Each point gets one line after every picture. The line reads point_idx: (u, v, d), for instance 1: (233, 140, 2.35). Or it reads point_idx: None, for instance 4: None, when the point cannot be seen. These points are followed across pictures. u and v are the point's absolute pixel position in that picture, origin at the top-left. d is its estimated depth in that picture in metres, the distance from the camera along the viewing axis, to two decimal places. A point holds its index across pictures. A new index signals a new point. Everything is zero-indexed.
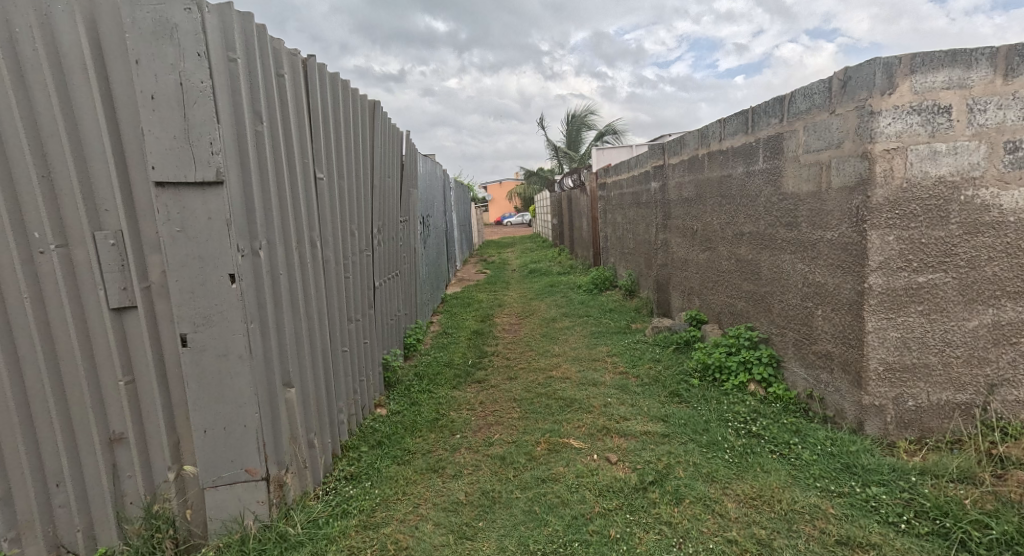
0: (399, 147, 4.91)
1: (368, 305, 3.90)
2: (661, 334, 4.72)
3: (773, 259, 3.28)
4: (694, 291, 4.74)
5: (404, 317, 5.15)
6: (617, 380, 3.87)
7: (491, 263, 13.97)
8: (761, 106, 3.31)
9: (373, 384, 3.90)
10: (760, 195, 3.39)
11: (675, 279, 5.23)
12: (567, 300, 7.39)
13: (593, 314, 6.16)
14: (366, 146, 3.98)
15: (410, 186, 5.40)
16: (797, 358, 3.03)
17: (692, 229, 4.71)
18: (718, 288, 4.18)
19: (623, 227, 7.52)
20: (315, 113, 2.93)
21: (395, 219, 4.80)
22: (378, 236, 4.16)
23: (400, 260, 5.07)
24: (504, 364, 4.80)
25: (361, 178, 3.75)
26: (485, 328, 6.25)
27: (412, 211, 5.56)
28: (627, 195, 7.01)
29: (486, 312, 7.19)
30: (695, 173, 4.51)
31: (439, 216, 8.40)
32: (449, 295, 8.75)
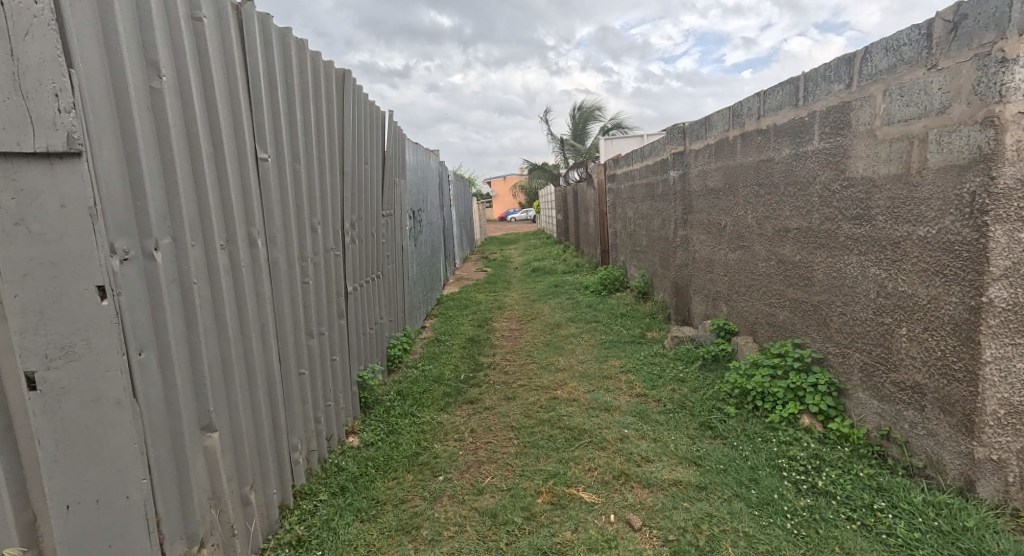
0: (382, 131, 4.31)
1: (338, 314, 3.29)
2: (681, 347, 4.09)
3: (832, 262, 2.64)
4: (721, 297, 4.11)
5: (388, 324, 4.53)
6: (635, 405, 3.23)
7: (493, 261, 13.36)
8: (817, 71, 2.68)
9: (343, 408, 3.29)
10: (814, 182, 2.76)
11: (696, 282, 4.60)
12: (573, 302, 6.77)
13: (602, 320, 5.54)
14: (338, 125, 3.37)
15: (396, 177, 4.79)
16: (865, 387, 2.40)
17: (719, 225, 4.08)
18: (753, 294, 3.55)
19: (634, 222, 6.90)
20: (253, 76, 2.33)
21: (375, 213, 4.19)
22: (351, 233, 3.54)
23: (383, 261, 4.46)
24: (502, 380, 4.18)
25: (327, 164, 3.13)
26: (482, 335, 5.64)
27: (398, 205, 4.94)
28: (640, 188, 6.38)
29: (484, 316, 6.58)
30: (724, 160, 3.89)
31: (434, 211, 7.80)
32: (447, 296, 8.14)
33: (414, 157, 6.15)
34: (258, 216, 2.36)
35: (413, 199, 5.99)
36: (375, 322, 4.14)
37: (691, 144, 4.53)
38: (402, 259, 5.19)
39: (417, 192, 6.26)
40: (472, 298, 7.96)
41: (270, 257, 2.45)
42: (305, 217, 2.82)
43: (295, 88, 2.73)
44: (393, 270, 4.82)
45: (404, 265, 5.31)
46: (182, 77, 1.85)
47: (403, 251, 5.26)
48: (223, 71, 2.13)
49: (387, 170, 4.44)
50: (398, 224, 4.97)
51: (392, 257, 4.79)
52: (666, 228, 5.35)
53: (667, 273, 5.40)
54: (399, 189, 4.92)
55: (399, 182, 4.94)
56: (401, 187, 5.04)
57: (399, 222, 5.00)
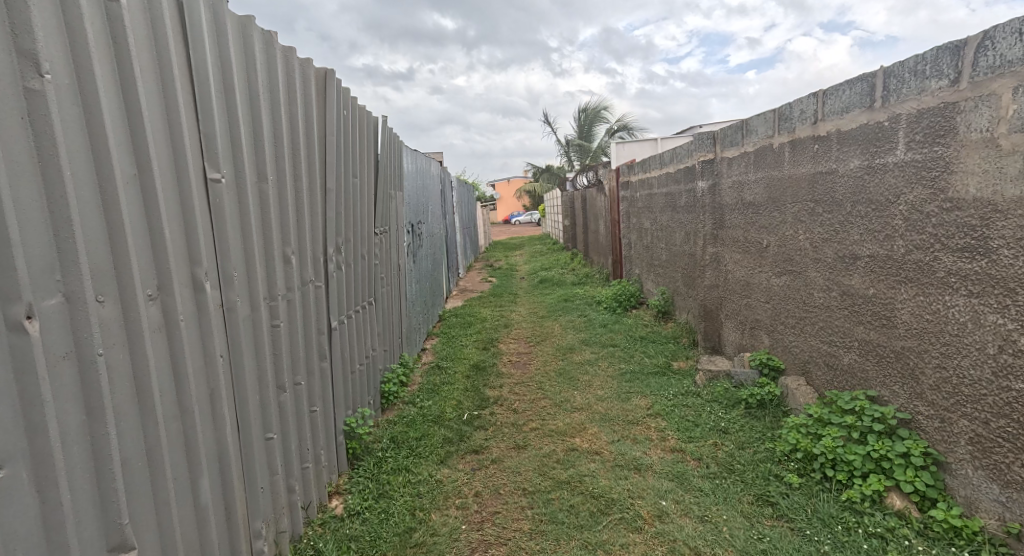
0: (376, 139, 3.83)
1: (318, 357, 2.79)
2: (717, 384, 3.58)
3: (924, 302, 2.13)
4: (762, 327, 3.60)
5: (381, 355, 4.03)
6: (671, 464, 2.72)
7: (498, 269, 12.89)
8: (900, 65, 2.19)
9: (326, 467, 2.79)
10: (895, 201, 2.26)
11: (731, 308, 4.10)
12: (587, 321, 6.29)
13: (620, 345, 5.07)
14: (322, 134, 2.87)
15: (391, 189, 4.29)
16: (978, 465, 1.90)
17: (759, 244, 3.59)
18: (807, 330, 3.04)
19: (653, 234, 6.42)
20: (204, 74, 1.83)
21: (367, 232, 3.70)
22: (336, 258, 3.05)
23: (377, 284, 3.97)
24: (511, 423, 3.68)
25: (306, 181, 2.64)
26: (487, 360, 5.16)
27: (394, 221, 4.45)
28: (660, 198, 5.91)
29: (490, 337, 6.09)
30: (768, 170, 3.40)
31: (435, 221, 7.34)
32: (450, 312, 7.66)
33: (414, 166, 5.67)
34: (207, 251, 1.85)
35: (412, 211, 5.50)
36: (367, 356, 3.65)
37: (725, 151, 4.04)
38: (399, 279, 4.70)
39: (417, 203, 5.78)
40: (476, 314, 7.47)
41: (226, 301, 1.94)
42: (275, 245, 2.32)
43: (267, 88, 2.24)
44: (388, 293, 4.32)
45: (402, 286, 4.82)
46: (82, 72, 1.35)
47: (401, 271, 4.76)
48: (157, 65, 1.63)
49: (381, 182, 3.94)
50: (395, 241, 4.48)
51: (388, 280, 4.29)
52: (692, 244, 4.87)
53: (693, 293, 4.91)
54: (394, 203, 4.43)
55: (395, 194, 4.44)
56: (398, 200, 4.55)
57: (396, 239, 4.52)
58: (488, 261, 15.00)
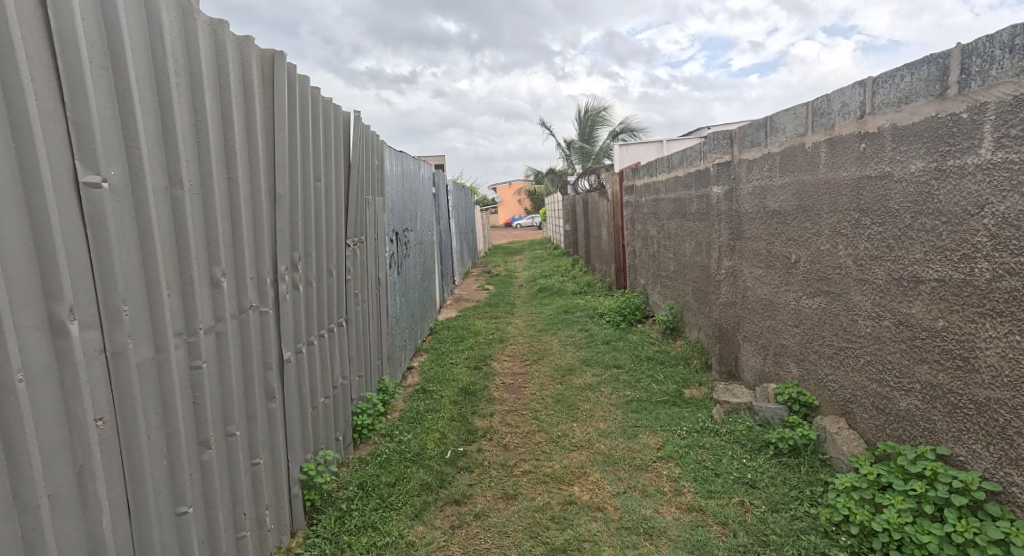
0: (349, 138, 3.38)
1: (265, 396, 2.33)
2: (737, 420, 3.11)
3: (1020, 342, 1.67)
4: (790, 354, 3.13)
5: (355, 382, 3.56)
6: (688, 529, 2.25)
7: (496, 276, 12.45)
8: (988, 40, 1.74)
9: (272, 530, 2.31)
10: (977, 213, 1.80)
11: (751, 329, 3.63)
12: (588, 337, 5.84)
13: (625, 367, 4.61)
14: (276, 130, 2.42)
15: (368, 194, 3.83)
16: None
17: (785, 259, 3.13)
18: (848, 363, 2.57)
19: (660, 243, 5.96)
20: (79, 40, 1.36)
21: (336, 243, 3.24)
22: (291, 276, 2.59)
23: (350, 302, 3.51)
24: (500, 464, 3.21)
25: (247, 186, 2.18)
26: (479, 382, 4.71)
27: (373, 230, 3.98)
28: (668, 204, 5.47)
29: (482, 355, 5.63)
30: (798, 175, 2.94)
31: (426, 228, 6.89)
32: (442, 324, 7.21)
33: (399, 169, 5.21)
34: (81, 280, 1.39)
35: (397, 218, 5.04)
36: (333, 386, 3.18)
37: (745, 153, 3.59)
38: (379, 295, 4.23)
39: (403, 210, 5.31)
40: (469, 327, 7.01)
41: (112, 343, 1.47)
42: (198, 264, 1.86)
43: (188, 70, 1.79)
44: (365, 311, 3.85)
45: (383, 301, 4.35)
46: None
47: (381, 285, 4.29)
48: None
49: (355, 187, 3.49)
50: (373, 253, 4.02)
51: (364, 296, 3.83)
52: (705, 256, 4.41)
53: (706, 310, 4.45)
54: (372, 210, 3.97)
55: (374, 200, 3.98)
56: (376, 206, 4.08)
57: (374, 251, 4.05)
58: (485, 267, 14.52)
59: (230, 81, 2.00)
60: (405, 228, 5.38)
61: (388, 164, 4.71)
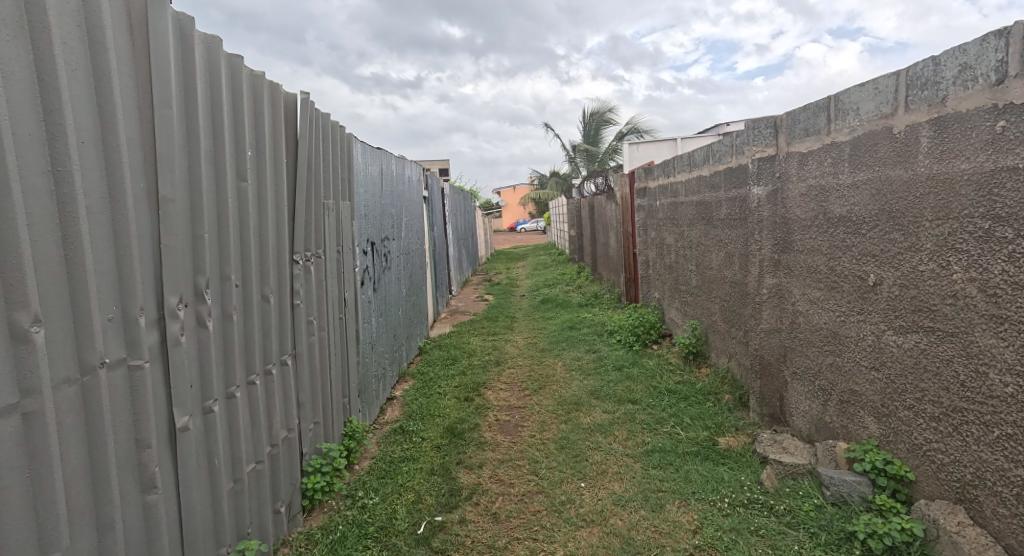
0: (295, 125, 2.68)
1: (138, 486, 1.61)
2: (798, 494, 2.38)
3: None
4: (865, 405, 2.40)
5: (307, 432, 2.85)
6: None
7: (498, 284, 11.78)
8: None
9: None
10: None
11: (805, 366, 2.90)
12: (598, 361, 5.15)
13: (643, 402, 3.91)
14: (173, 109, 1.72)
15: (325, 197, 3.13)
16: None
17: (856, 281, 2.42)
18: (966, 432, 1.84)
19: (681, 253, 5.24)
20: None
21: (275, 261, 2.54)
22: (190, 308, 1.88)
23: (299, 333, 2.80)
24: (488, 546, 2.48)
25: (101, 182, 1.47)
26: (471, 421, 4.01)
27: (333, 241, 3.28)
28: (691, 208, 4.78)
29: (476, 383, 4.94)
30: (881, 170, 2.22)
31: (414, 237, 6.21)
32: (435, 342, 6.53)
33: (377, 169, 4.51)
34: None
35: (373, 225, 4.33)
36: (271, 444, 2.47)
37: (799, 143, 2.87)
38: (345, 320, 3.53)
39: (382, 216, 4.61)
40: (464, 347, 6.31)
41: None
42: None
43: None
44: (324, 341, 3.14)
45: (351, 327, 3.64)
46: None
47: (348, 308, 3.58)
48: None
49: (305, 188, 2.78)
50: (335, 270, 3.31)
51: (322, 322, 3.12)
52: (740, 271, 3.69)
53: (741, 337, 3.73)
54: (334, 216, 3.27)
55: (334, 204, 3.28)
56: (339, 212, 3.38)
57: (336, 267, 3.34)
58: (486, 274, 13.81)
59: (52, 22, 1.30)
60: (385, 237, 4.68)
61: (360, 162, 4.01)
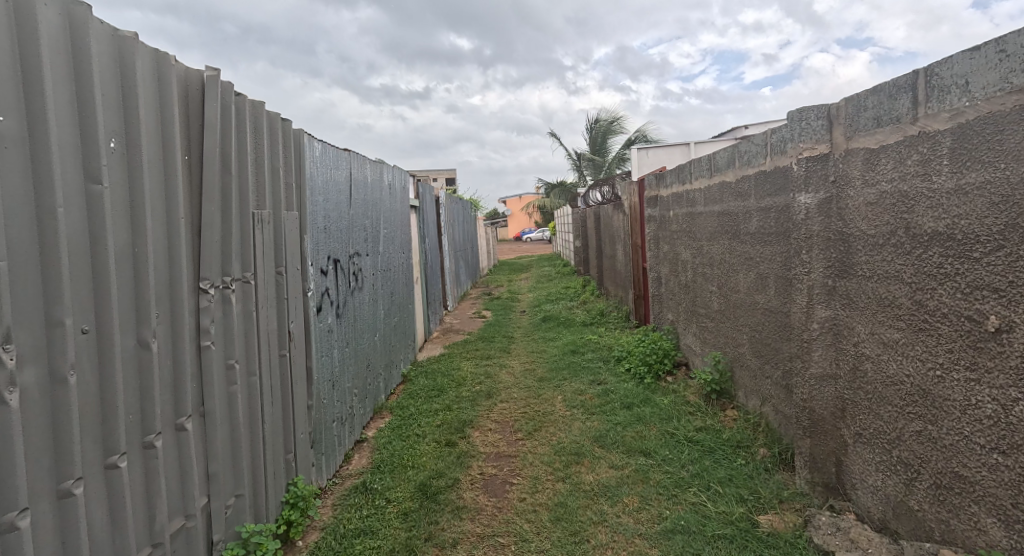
0: (200, 112, 2.05)
1: None
2: None
3: None
4: (977, 499, 1.74)
5: (219, 513, 2.19)
6: None
7: (498, 298, 11.11)
8: None
9: None
10: None
11: (873, 428, 2.22)
12: (603, 397, 4.47)
13: (659, 455, 3.24)
14: None
15: (251, 207, 2.48)
16: None
17: (965, 324, 1.75)
18: None
19: (699, 271, 4.57)
20: None
21: (163, 294, 1.89)
22: None
23: (208, 383, 2.16)
24: None
25: None
26: (451, 477, 3.34)
27: (267, 261, 2.63)
28: (713, 219, 4.11)
29: (461, 424, 4.27)
30: (1012, 169, 1.57)
31: (397, 253, 5.57)
32: (422, 369, 5.87)
33: (344, 174, 3.87)
34: None
35: (337, 240, 3.68)
36: (151, 544, 1.81)
37: (866, 136, 2.19)
38: (288, 357, 2.87)
39: (350, 229, 3.96)
40: (453, 376, 5.64)
41: None
42: None
43: None
44: (252, 389, 2.48)
45: (297, 366, 2.99)
46: None
47: (293, 342, 2.93)
48: None
49: (214, 194, 2.14)
50: (270, 297, 2.67)
51: (249, 364, 2.46)
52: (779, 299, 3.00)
53: (783, 380, 3.04)
54: (269, 231, 2.62)
55: (268, 216, 2.64)
56: (275, 225, 2.73)
57: (272, 294, 2.69)
58: (486, 288, 13.15)
59: None
60: (354, 253, 4.03)
61: (317, 164, 3.36)
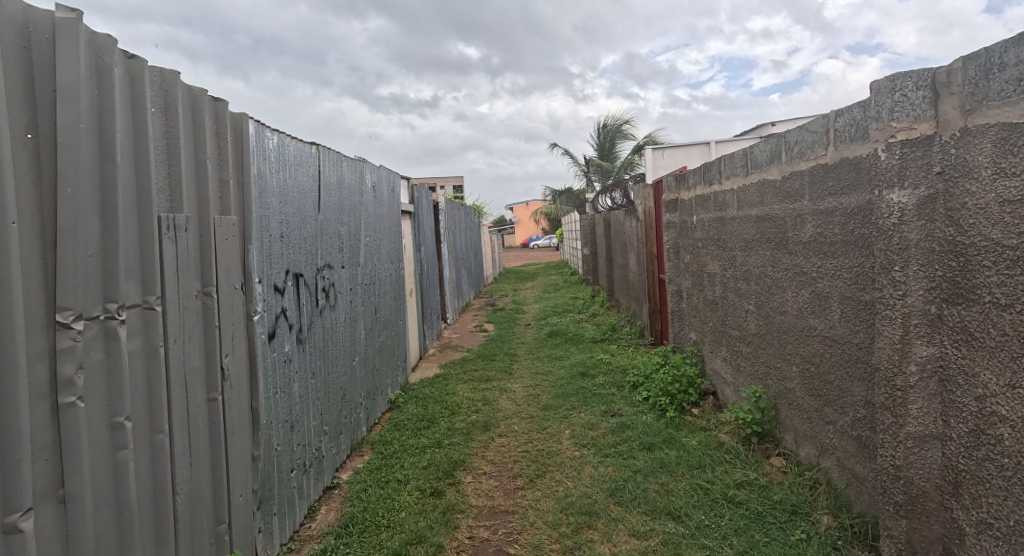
0: (53, 74, 1.45)
1: None
2: None
3: None
4: None
5: None
6: None
7: (501, 310, 10.49)
8: None
9: None
10: None
11: (1017, 519, 1.58)
12: (618, 435, 3.83)
13: (695, 521, 2.59)
14: None
15: (157, 208, 1.87)
16: None
17: None
18: None
19: (730, 286, 3.93)
20: None
21: None
22: None
23: (75, 453, 1.54)
24: None
25: None
26: (434, 543, 2.71)
27: (187, 279, 2.02)
28: (750, 225, 3.47)
29: (452, 467, 3.65)
30: None
31: (385, 264, 4.97)
32: (413, 395, 5.26)
33: (311, 172, 3.27)
34: None
35: (298, 251, 3.07)
36: None
37: (1002, 106, 1.57)
38: (222, 400, 2.26)
39: (317, 237, 3.34)
40: (446, 403, 5.02)
41: None
42: None
43: None
44: (158, 450, 1.86)
45: (237, 410, 2.37)
46: None
47: (230, 381, 2.31)
48: None
49: (83, 188, 1.53)
50: (190, 327, 2.05)
51: (154, 418, 1.84)
52: (857, 327, 2.35)
53: (858, 432, 2.38)
54: (188, 241, 2.01)
55: (188, 220, 2.03)
56: (201, 232, 2.12)
57: (194, 321, 2.08)
58: (490, 298, 12.53)
59: None
60: (323, 266, 3.40)
61: (270, 159, 2.76)
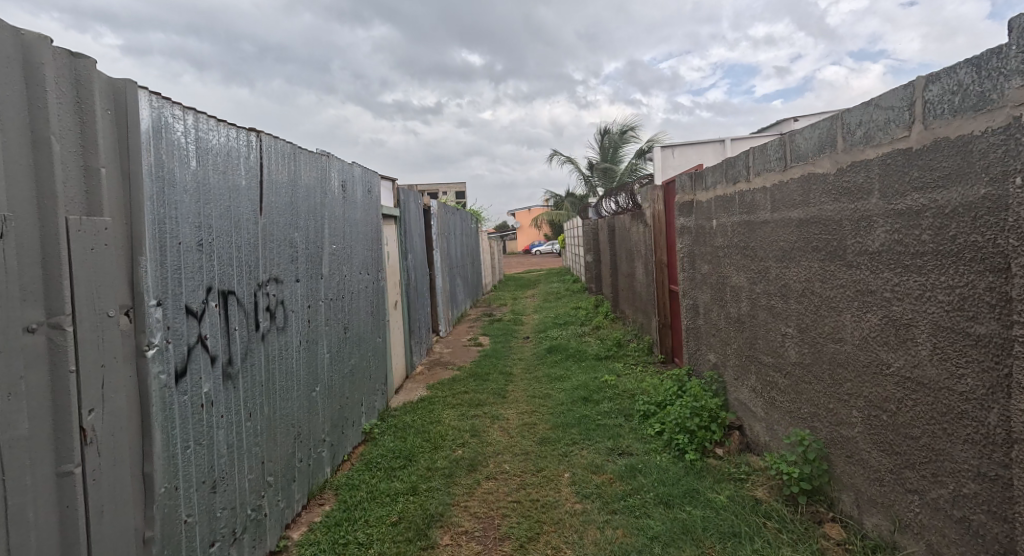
0: None
1: None
2: None
3: None
4: None
5: None
6: None
7: (499, 321, 9.86)
8: None
9: None
10: None
11: None
12: (628, 483, 3.19)
13: None
14: None
15: None
16: None
17: None
18: None
19: (760, 304, 3.30)
20: None
21: None
22: None
23: None
24: None
25: None
26: None
27: (11, 307, 1.43)
28: (790, 230, 2.85)
29: (427, 523, 3.00)
30: None
31: (358, 276, 4.36)
32: (393, 425, 4.62)
33: (247, 167, 2.66)
34: None
35: (223, 263, 2.45)
36: None
37: None
38: (84, 475, 1.63)
39: (260, 248, 2.79)
40: (429, 435, 4.39)
41: None
42: None
43: None
44: None
45: (117, 483, 1.75)
46: None
47: (101, 444, 1.69)
48: None
49: None
50: (13, 375, 1.43)
51: None
52: (964, 370, 1.71)
53: (966, 514, 1.74)
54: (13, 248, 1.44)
55: (6, 222, 1.42)
56: (41, 240, 1.51)
57: (24, 367, 1.46)
58: (488, 307, 11.89)
59: None
60: (266, 282, 2.84)
61: (179, 145, 2.15)
